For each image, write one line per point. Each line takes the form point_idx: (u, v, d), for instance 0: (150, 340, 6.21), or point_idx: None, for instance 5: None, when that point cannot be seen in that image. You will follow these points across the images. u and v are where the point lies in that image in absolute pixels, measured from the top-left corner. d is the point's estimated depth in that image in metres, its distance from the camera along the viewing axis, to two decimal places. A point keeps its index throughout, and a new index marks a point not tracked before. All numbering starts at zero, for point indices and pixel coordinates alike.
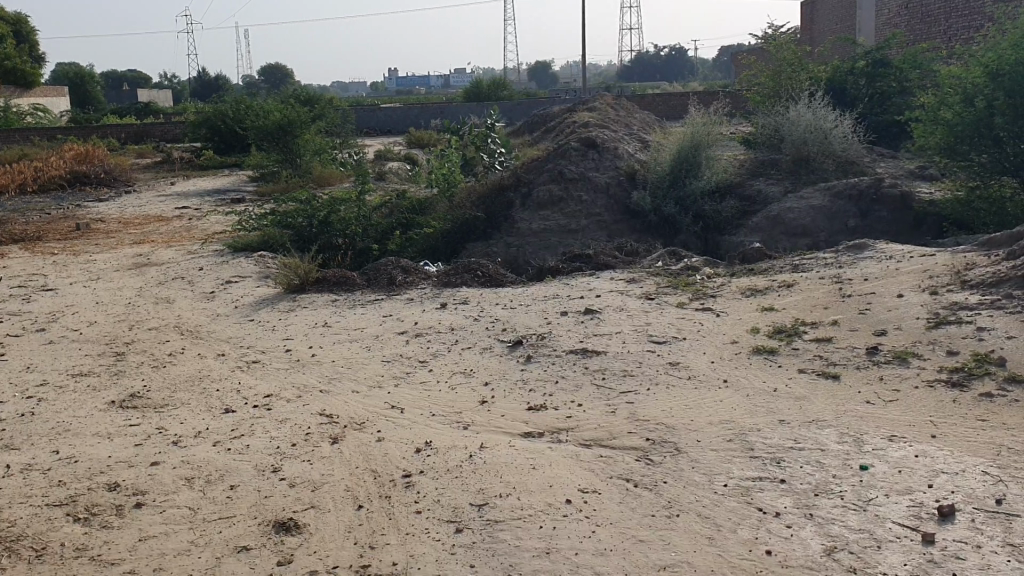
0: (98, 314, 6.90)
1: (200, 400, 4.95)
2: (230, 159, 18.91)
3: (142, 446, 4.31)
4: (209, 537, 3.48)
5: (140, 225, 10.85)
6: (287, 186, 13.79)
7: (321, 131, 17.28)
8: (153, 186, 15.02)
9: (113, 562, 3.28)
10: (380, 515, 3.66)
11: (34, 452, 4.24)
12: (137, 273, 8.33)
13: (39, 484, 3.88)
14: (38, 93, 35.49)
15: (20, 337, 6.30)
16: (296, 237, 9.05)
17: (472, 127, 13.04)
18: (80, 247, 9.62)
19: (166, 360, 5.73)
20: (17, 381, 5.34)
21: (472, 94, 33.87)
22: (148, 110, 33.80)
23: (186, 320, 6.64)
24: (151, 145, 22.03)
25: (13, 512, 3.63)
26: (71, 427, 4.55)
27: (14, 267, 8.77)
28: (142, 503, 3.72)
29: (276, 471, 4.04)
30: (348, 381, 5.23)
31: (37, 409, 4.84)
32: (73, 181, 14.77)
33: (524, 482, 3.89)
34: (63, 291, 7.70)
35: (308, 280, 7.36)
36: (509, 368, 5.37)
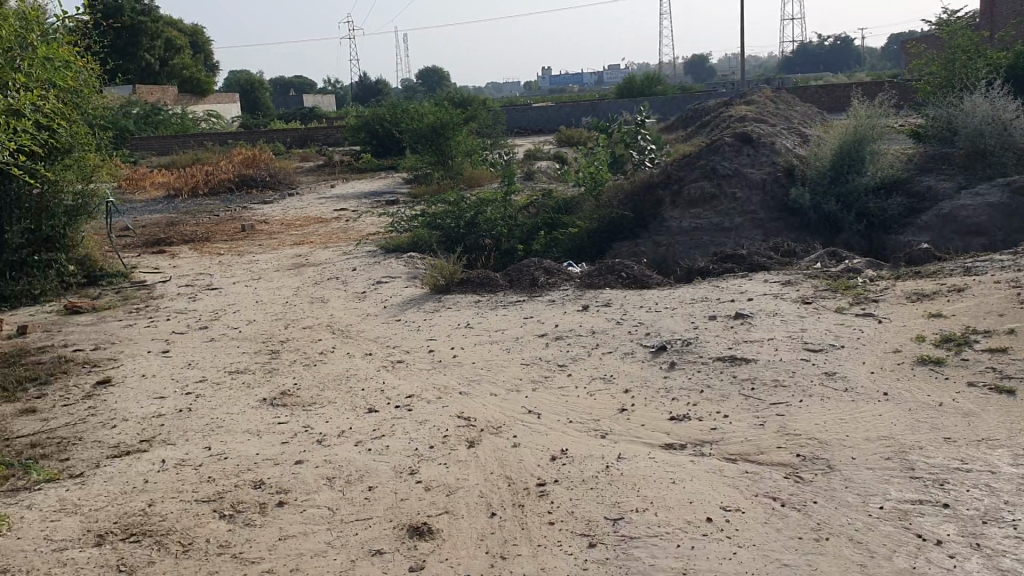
0: (257, 312, 7.20)
1: (346, 399, 5.06)
2: (387, 161, 19.47)
3: (288, 444, 4.43)
4: (345, 539, 3.52)
5: (301, 226, 11.29)
6: (438, 187, 14.03)
7: (474, 131, 17.52)
8: (315, 188, 15.62)
9: (253, 560, 3.36)
10: (514, 524, 3.61)
11: (189, 447, 4.44)
12: (295, 272, 8.65)
13: (191, 480, 4.04)
14: (214, 101, 37.71)
15: (185, 335, 6.66)
16: (444, 238, 9.25)
17: (623, 124, 12.88)
18: (244, 247, 10.10)
19: (316, 358, 5.89)
20: (179, 377, 5.62)
21: (626, 90, 33.56)
22: (312, 114, 35.29)
23: (338, 320, 6.82)
24: (314, 147, 22.98)
25: (165, 506, 3.79)
26: (224, 424, 4.74)
27: (184, 266, 9.29)
28: (284, 502, 3.81)
29: (413, 474, 4.06)
30: (488, 383, 5.22)
31: (194, 404, 5.08)
32: (241, 184, 15.55)
33: (663, 497, 3.74)
34: (226, 290, 8.09)
35: (454, 281, 7.43)
36: (653, 374, 5.22)
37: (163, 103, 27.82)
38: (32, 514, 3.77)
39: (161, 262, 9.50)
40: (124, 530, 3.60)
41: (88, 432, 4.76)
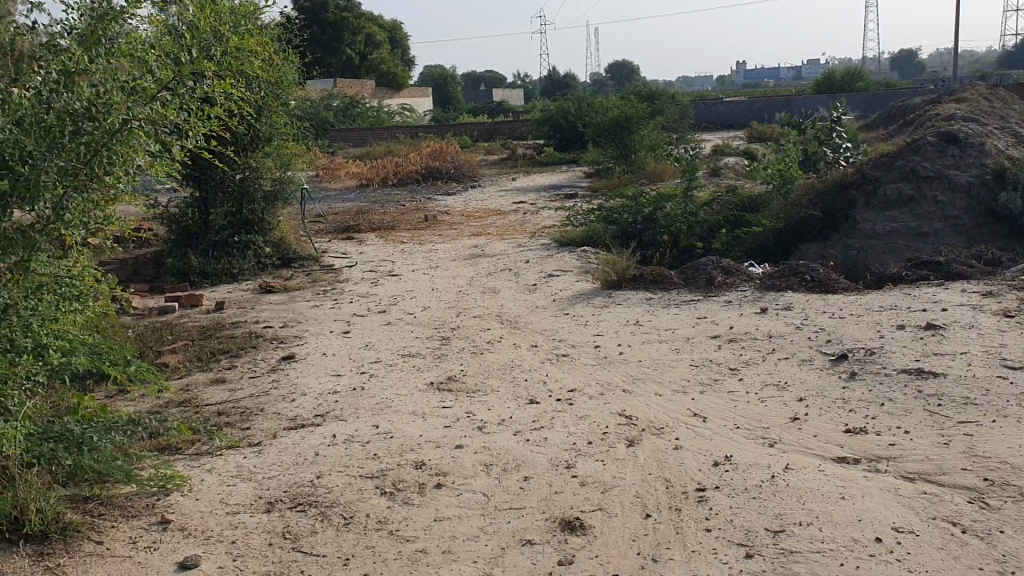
0: (432, 299, 7.39)
1: (509, 388, 5.11)
2: (570, 155, 19.53)
3: (450, 428, 4.52)
4: (498, 526, 3.55)
5: (481, 217, 11.52)
6: (619, 181, 13.93)
7: (660, 126, 17.29)
8: (498, 181, 15.87)
9: (409, 538, 3.45)
10: (668, 527, 3.52)
11: (357, 424, 4.62)
12: (471, 262, 8.83)
13: (356, 456, 4.20)
14: (409, 95, 39.11)
15: (363, 317, 6.94)
16: (620, 233, 9.25)
17: (816, 120, 12.34)
18: (425, 236, 10.42)
19: (485, 347, 5.99)
20: (355, 357, 5.86)
21: (824, 86, 32.10)
22: (501, 108, 35.90)
23: (508, 310, 6.91)
24: (500, 141, 23.39)
25: (331, 479, 3.96)
26: (392, 404, 4.90)
27: (369, 252, 9.69)
28: (442, 484, 3.89)
29: (570, 468, 4.04)
30: (653, 382, 5.13)
31: (366, 384, 5.29)
32: (428, 176, 16.04)
33: (829, 512, 3.55)
34: (406, 276, 8.36)
35: (626, 277, 7.35)
36: (829, 383, 4.96)
37: (361, 97, 29.14)
38: (211, 477, 4.04)
39: (348, 248, 9.95)
40: (292, 499, 3.79)
41: (268, 404, 5.04)
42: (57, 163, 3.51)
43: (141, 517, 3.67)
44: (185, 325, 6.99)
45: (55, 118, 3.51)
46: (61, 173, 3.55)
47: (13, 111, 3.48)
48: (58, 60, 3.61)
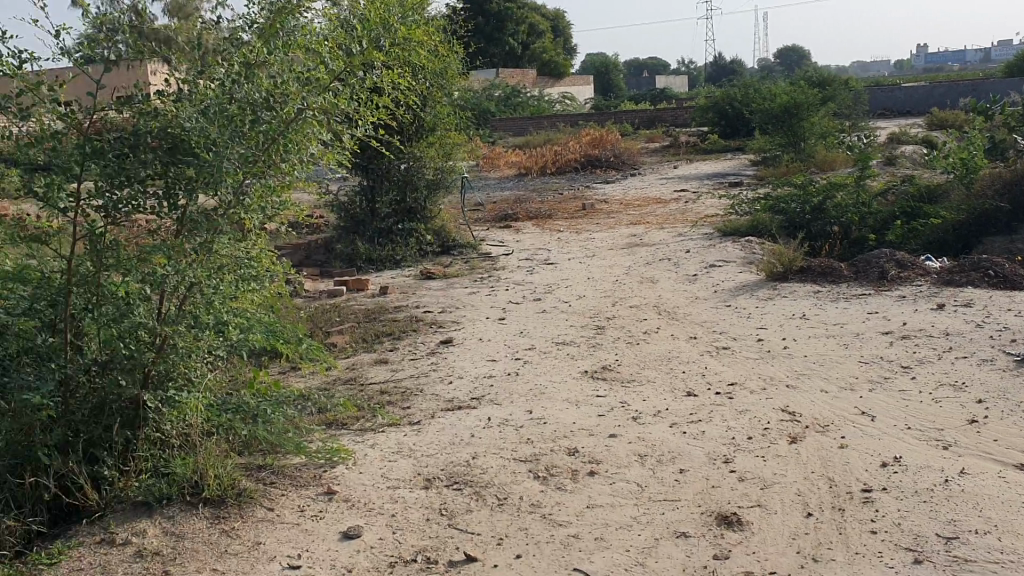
0: (589, 288, 7.39)
1: (666, 379, 5.05)
2: (734, 143, 19.06)
3: (605, 417, 4.50)
4: (652, 516, 3.51)
5: (640, 206, 11.42)
6: (786, 170, 13.48)
7: (831, 113, 16.61)
8: (658, 169, 15.68)
9: (562, 523, 3.47)
10: (831, 527, 3.39)
11: (513, 408, 4.68)
12: (629, 251, 8.77)
13: (511, 439, 4.25)
14: (570, 83, 39.20)
15: (520, 304, 7.02)
16: (786, 223, 8.95)
17: (1005, 105, 11.52)
18: (583, 225, 10.42)
19: (641, 337, 5.93)
20: (511, 343, 5.94)
21: (1015, 68, 29.96)
22: (663, 96, 35.43)
23: (666, 300, 6.82)
24: (661, 129, 23.10)
25: (486, 460, 4.02)
26: (547, 390, 4.93)
27: (527, 240, 9.78)
28: (596, 472, 3.88)
29: (727, 462, 3.95)
30: (818, 378, 4.95)
31: (522, 369, 5.34)
32: (587, 164, 16.03)
33: (1011, 522, 3.32)
34: (563, 264, 8.40)
35: (791, 269, 7.11)
36: (1014, 386, 4.63)
37: (523, 86, 29.44)
38: (373, 452, 4.19)
39: (507, 236, 10.09)
40: (448, 477, 3.87)
41: (427, 385, 5.19)
42: (239, 150, 3.74)
43: (309, 487, 3.85)
44: (351, 307, 7.28)
45: (238, 109, 3.76)
46: (243, 158, 3.78)
47: (201, 102, 3.71)
48: (240, 53, 3.83)
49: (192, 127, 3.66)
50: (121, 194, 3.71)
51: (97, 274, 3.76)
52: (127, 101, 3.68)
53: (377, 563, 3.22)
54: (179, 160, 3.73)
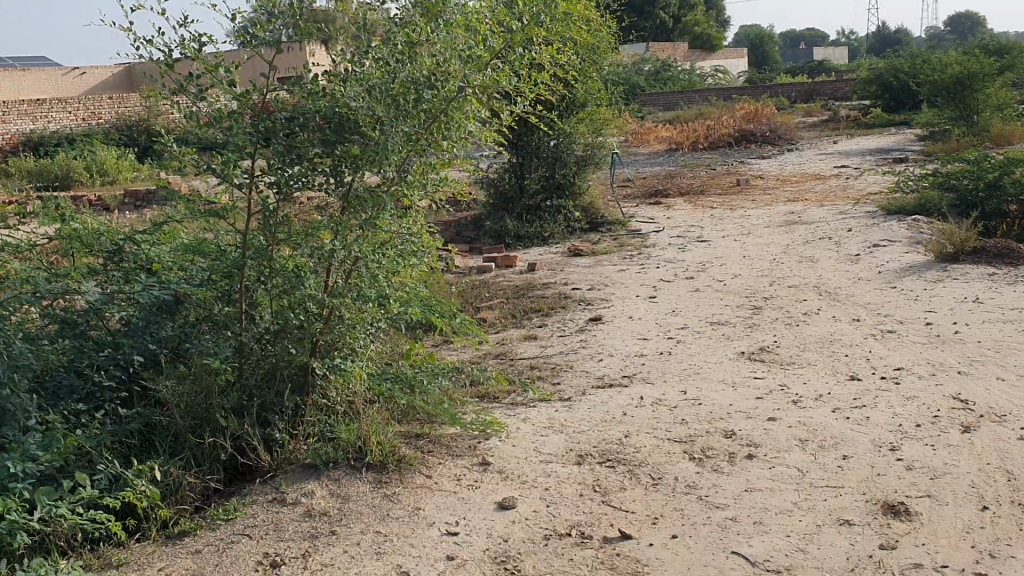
0: (743, 267, 7.21)
1: (827, 363, 4.88)
2: (900, 116, 18.13)
3: (763, 400, 4.40)
4: (813, 502, 3.41)
5: (798, 183, 11.05)
6: (957, 144, 12.72)
7: (1009, 83, 15.54)
8: (816, 144, 15.09)
9: (719, 505, 3.42)
10: (1010, 523, 3.20)
11: (666, 388, 4.63)
12: (786, 229, 8.50)
13: (665, 419, 4.21)
14: (723, 57, 38.21)
15: (672, 282, 6.92)
16: (958, 201, 8.45)
17: None
18: (738, 202, 10.17)
19: (800, 318, 5.75)
20: (663, 322, 5.87)
21: None
22: (822, 68, 34.06)
23: (827, 281, 6.57)
24: (820, 102, 22.21)
25: (640, 439, 4.00)
26: (701, 371, 4.86)
27: (679, 217, 9.63)
28: (753, 455, 3.80)
29: (894, 450, 3.79)
30: (994, 366, 4.66)
31: (675, 349, 5.28)
32: (741, 139, 15.59)
33: None
34: (716, 242, 8.23)
35: (964, 249, 6.71)
36: None
37: (674, 61, 28.91)
38: (526, 426, 4.23)
39: (658, 213, 9.96)
40: (601, 454, 3.87)
41: (578, 361, 5.20)
42: (404, 128, 3.84)
43: (465, 457, 3.93)
44: (501, 283, 7.36)
45: (402, 87, 3.83)
46: (407, 137, 3.88)
47: (366, 82, 3.80)
48: (404, 31, 3.90)
49: (358, 105, 3.77)
50: (293, 171, 3.88)
51: (269, 246, 3.99)
52: (298, 81, 3.83)
53: (532, 535, 3.27)
54: (346, 138, 3.83)
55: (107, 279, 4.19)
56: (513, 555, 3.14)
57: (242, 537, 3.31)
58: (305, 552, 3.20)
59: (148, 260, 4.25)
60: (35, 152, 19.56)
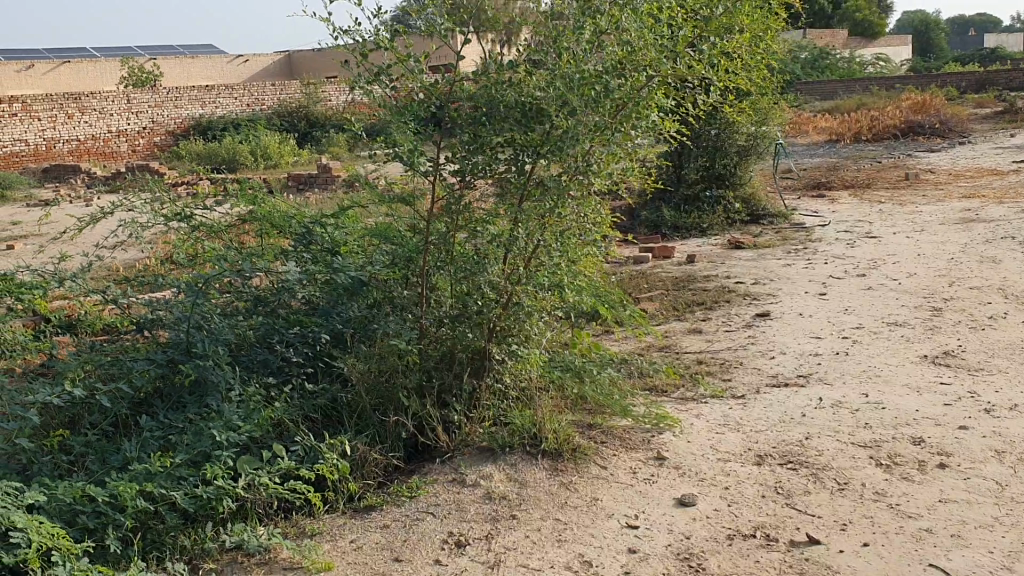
0: (918, 265, 6.88)
1: (1021, 371, 4.60)
2: None
3: (952, 407, 4.19)
4: (1016, 518, 3.21)
5: (974, 178, 10.45)
6: None
7: None
8: (991, 136, 14.23)
9: (912, 515, 3.28)
10: None
11: (845, 390, 4.47)
12: (963, 227, 8.06)
13: (847, 422, 4.07)
14: (884, 44, 36.51)
15: (841, 280, 6.68)
16: None
17: None
18: (907, 197, 9.72)
19: (986, 322, 5.44)
20: (835, 321, 5.68)
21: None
22: (994, 56, 32.09)
23: (1013, 283, 6.19)
24: (993, 92, 20.94)
25: (822, 442, 3.88)
26: (882, 373, 4.66)
27: (844, 211, 9.28)
28: (946, 465, 3.63)
29: None
30: None
31: (851, 349, 5.09)
32: (908, 131, 14.88)
33: None
34: (886, 239, 7.88)
35: None
36: None
37: (834, 48, 27.85)
38: (700, 422, 4.16)
39: (821, 206, 9.63)
40: (782, 456, 3.78)
41: (748, 357, 5.09)
42: (590, 118, 3.82)
43: (640, 450, 3.91)
44: (660, 275, 7.27)
45: (590, 77, 3.79)
46: (593, 127, 3.85)
47: (552, 73, 3.83)
48: (592, 19, 3.84)
49: (543, 96, 3.81)
50: (477, 160, 3.92)
51: (451, 233, 4.06)
52: (483, 71, 3.86)
53: (715, 533, 3.22)
54: (526, 128, 3.87)
55: (295, 260, 4.37)
56: (696, 553, 3.10)
57: (427, 515, 3.40)
58: (488, 535, 3.26)
59: (333, 243, 4.41)
60: (204, 136, 20.63)
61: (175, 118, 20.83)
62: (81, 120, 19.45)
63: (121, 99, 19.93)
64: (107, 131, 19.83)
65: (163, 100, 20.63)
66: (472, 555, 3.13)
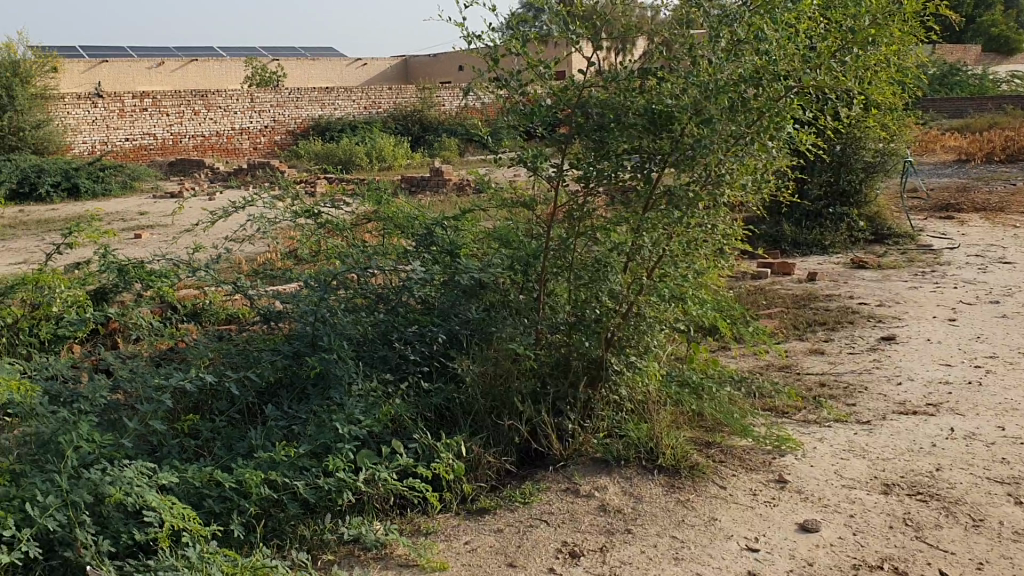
0: None
1: None
2: None
3: None
4: None
5: None
6: None
7: None
8: None
9: None
10: None
11: (979, 421, 4.25)
12: None
13: (982, 456, 3.86)
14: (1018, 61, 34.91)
15: (973, 306, 6.37)
16: None
17: None
18: None
19: None
20: (968, 348, 5.41)
21: None
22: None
23: None
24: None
25: (954, 475, 3.69)
26: (1020, 407, 4.41)
27: (976, 235, 8.87)
28: None
29: None
30: None
31: (986, 379, 4.84)
32: None
33: None
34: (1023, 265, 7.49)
35: None
36: None
37: (964, 65, 26.77)
38: (824, 446, 4.02)
39: (952, 228, 9.23)
40: (910, 486, 3.61)
41: (874, 382, 4.90)
42: (726, 128, 3.72)
43: (760, 471, 3.80)
44: (778, 291, 7.08)
45: (727, 86, 3.70)
46: (727, 138, 3.75)
47: (686, 80, 3.75)
48: (729, 28, 3.78)
49: (674, 103, 3.69)
50: (601, 167, 3.86)
51: (572, 239, 4.01)
52: (614, 78, 3.80)
53: (839, 562, 3.09)
54: (655, 136, 3.76)
55: (417, 260, 4.39)
56: None
57: (540, 522, 3.37)
58: (603, 547, 3.21)
59: (454, 244, 4.41)
60: (323, 137, 21.18)
61: (296, 117, 21.44)
62: (207, 117, 20.19)
63: (246, 98, 20.61)
64: (231, 128, 20.56)
65: (285, 100, 21.24)
66: (587, 567, 3.08)
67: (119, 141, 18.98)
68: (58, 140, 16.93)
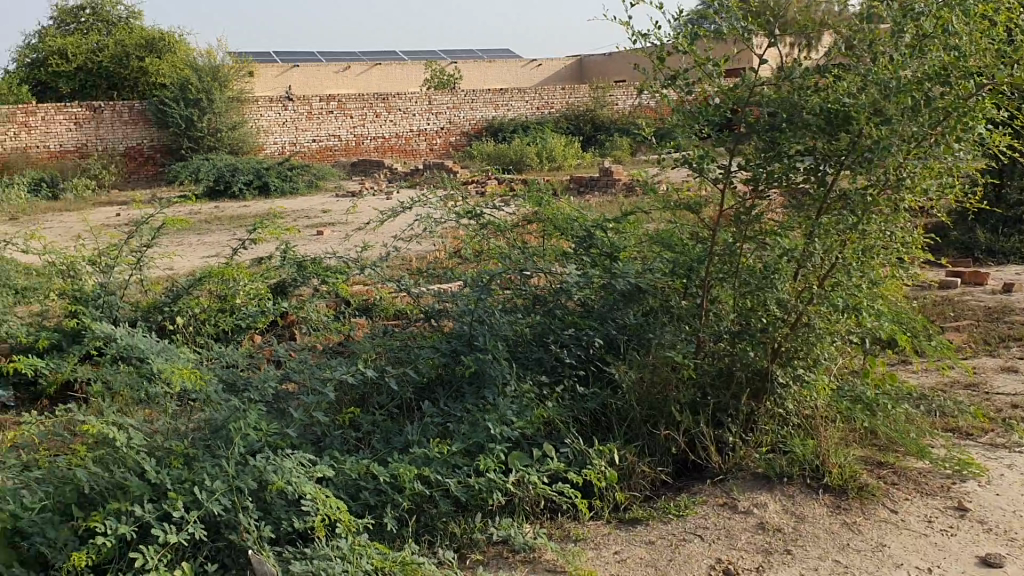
0: None
1: None
2: None
3: None
4: None
5: None
6: None
7: None
8: None
9: None
10: None
11: None
12: None
13: None
14: None
15: None
16: None
17: None
18: None
19: None
20: None
21: None
22: None
23: None
24: None
25: None
26: None
27: None
28: None
29: None
30: None
31: None
32: None
33: None
34: None
35: None
36: None
37: None
38: (1012, 474, 3.70)
39: None
40: None
41: None
42: (909, 128, 3.48)
43: (938, 497, 3.53)
44: (967, 303, 6.59)
45: (910, 83, 3.45)
46: (910, 139, 3.51)
47: (865, 77, 3.53)
48: (914, 22, 3.49)
49: (852, 101, 3.48)
50: (772, 168, 3.70)
51: (737, 244, 3.86)
52: (787, 75, 3.62)
53: None
54: (830, 136, 3.56)
55: (576, 262, 4.35)
56: None
57: (694, 537, 3.26)
58: (760, 567, 3.08)
59: (614, 247, 4.34)
60: (496, 137, 21.54)
61: (470, 118, 21.90)
62: (387, 118, 20.94)
63: (423, 100, 21.22)
64: (409, 129, 21.24)
65: (461, 101, 21.72)
66: None
67: (306, 142, 19.99)
68: (251, 141, 18.02)
